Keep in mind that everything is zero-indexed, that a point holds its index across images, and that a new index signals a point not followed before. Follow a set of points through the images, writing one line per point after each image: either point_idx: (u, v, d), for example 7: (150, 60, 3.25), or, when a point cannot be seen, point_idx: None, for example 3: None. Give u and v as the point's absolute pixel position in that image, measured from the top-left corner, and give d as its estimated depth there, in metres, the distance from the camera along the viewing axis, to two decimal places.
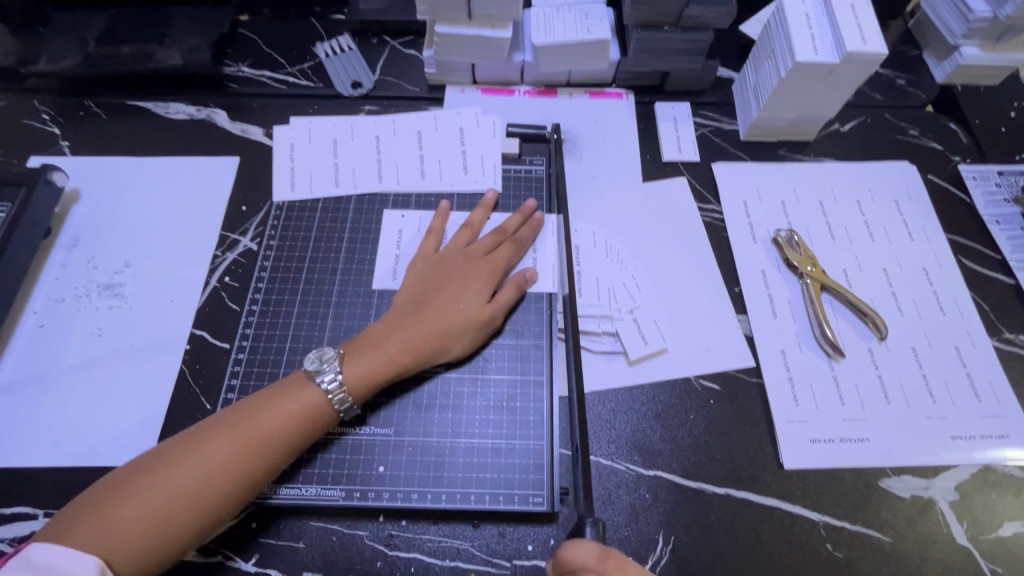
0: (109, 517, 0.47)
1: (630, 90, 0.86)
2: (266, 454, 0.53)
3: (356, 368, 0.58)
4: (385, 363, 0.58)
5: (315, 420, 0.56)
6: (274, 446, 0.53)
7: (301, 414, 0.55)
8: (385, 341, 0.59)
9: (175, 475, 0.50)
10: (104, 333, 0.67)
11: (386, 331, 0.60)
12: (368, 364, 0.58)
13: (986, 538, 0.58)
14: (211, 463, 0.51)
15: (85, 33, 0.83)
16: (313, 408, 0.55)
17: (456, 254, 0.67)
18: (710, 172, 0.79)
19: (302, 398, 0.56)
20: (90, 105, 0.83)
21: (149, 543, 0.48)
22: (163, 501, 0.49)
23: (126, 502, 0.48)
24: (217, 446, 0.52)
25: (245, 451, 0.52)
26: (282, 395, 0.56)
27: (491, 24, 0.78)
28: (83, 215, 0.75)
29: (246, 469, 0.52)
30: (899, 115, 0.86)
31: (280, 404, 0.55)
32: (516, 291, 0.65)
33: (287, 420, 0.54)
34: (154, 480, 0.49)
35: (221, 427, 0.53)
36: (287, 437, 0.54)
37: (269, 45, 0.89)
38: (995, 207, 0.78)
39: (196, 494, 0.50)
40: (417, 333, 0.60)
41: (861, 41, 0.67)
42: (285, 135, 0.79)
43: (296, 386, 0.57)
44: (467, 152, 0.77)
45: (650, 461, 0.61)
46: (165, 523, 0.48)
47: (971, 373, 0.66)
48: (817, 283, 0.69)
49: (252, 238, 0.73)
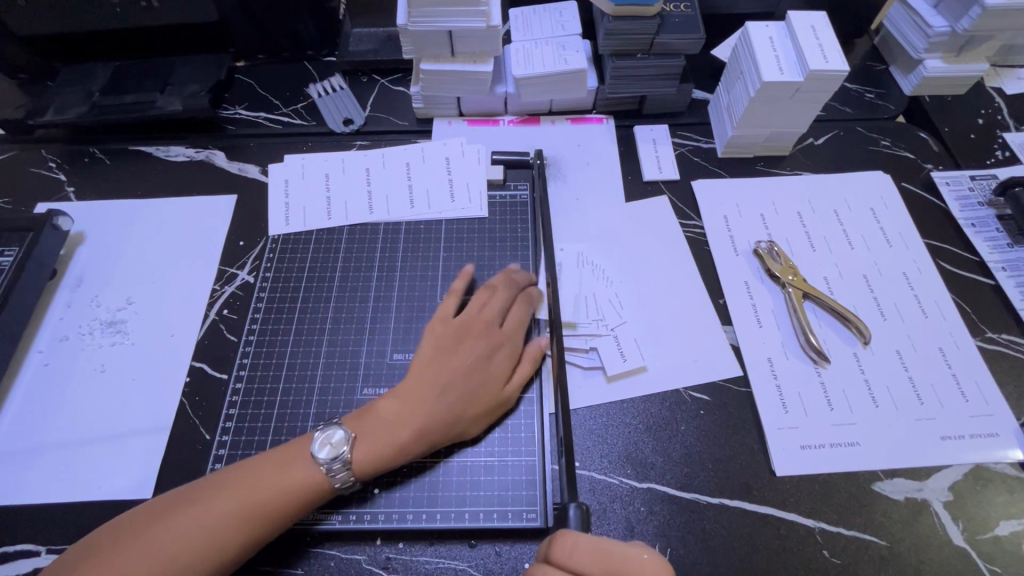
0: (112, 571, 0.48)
1: (610, 115, 0.90)
2: (264, 519, 0.52)
3: (366, 449, 0.56)
4: (399, 450, 0.57)
5: (318, 494, 0.55)
6: (271, 512, 0.53)
7: (305, 486, 0.54)
8: (401, 425, 0.57)
9: (175, 536, 0.50)
10: (106, 369, 0.69)
11: (401, 416, 0.58)
12: (382, 449, 0.56)
13: (984, 538, 0.58)
14: (212, 527, 0.51)
15: (88, 84, 0.88)
16: (314, 480, 0.54)
17: (479, 322, 0.64)
18: (690, 189, 0.82)
19: (307, 469, 0.55)
20: (95, 152, 0.87)
21: None
22: (162, 562, 0.49)
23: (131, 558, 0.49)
24: (222, 510, 0.51)
25: (245, 521, 0.52)
26: (290, 465, 0.55)
27: (474, 60, 0.82)
28: (87, 257, 0.78)
29: (241, 533, 0.51)
30: (870, 127, 0.89)
31: (284, 474, 0.54)
32: (533, 366, 0.65)
33: (286, 489, 0.53)
34: (150, 537, 0.50)
35: (219, 491, 0.53)
36: (286, 504, 0.53)
37: (265, 88, 0.93)
38: (970, 210, 0.80)
39: (196, 557, 0.49)
40: (434, 415, 0.58)
41: (823, 59, 0.71)
42: (279, 171, 0.82)
43: (300, 455, 0.56)
44: (453, 180, 0.80)
45: (643, 473, 0.61)
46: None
47: (956, 373, 0.67)
48: (799, 292, 0.71)
49: (249, 272, 0.76)
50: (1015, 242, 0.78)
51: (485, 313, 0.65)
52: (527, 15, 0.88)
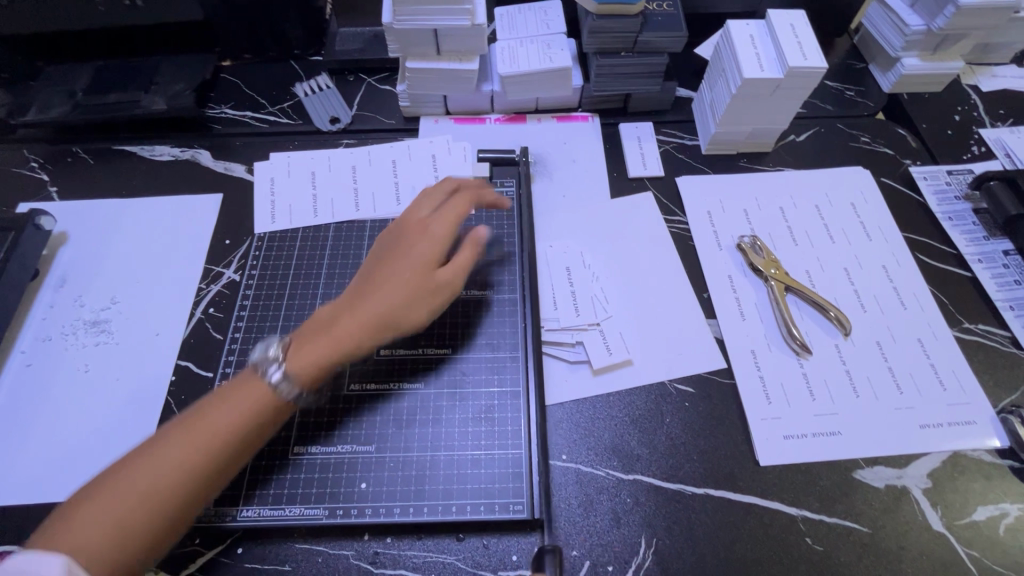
0: (74, 535, 0.45)
1: (595, 113, 0.91)
2: (237, 434, 0.52)
3: (304, 351, 0.57)
4: (331, 343, 0.58)
5: (284, 401, 0.55)
6: (242, 425, 0.52)
7: (271, 392, 0.54)
8: (335, 322, 0.59)
9: (146, 468, 0.48)
10: (91, 369, 0.68)
11: (333, 314, 0.60)
12: (317, 350, 0.57)
13: (962, 523, 0.60)
14: (173, 466, 0.49)
15: (71, 84, 0.87)
16: (280, 386, 0.55)
17: (404, 242, 0.65)
18: (675, 185, 0.83)
19: (268, 383, 0.55)
20: (78, 152, 0.86)
21: (120, 546, 0.45)
22: (139, 495, 0.47)
23: (93, 519, 0.46)
24: (182, 449, 0.50)
25: (216, 435, 0.51)
26: (238, 394, 0.54)
27: (459, 58, 0.82)
28: (71, 257, 0.77)
29: (214, 451, 0.50)
30: (850, 124, 0.91)
31: (246, 390, 0.54)
32: (473, 251, 0.65)
33: (254, 401, 0.53)
34: (118, 479, 0.48)
35: (177, 425, 0.51)
36: (258, 416, 0.53)
37: (251, 88, 0.93)
38: (947, 204, 0.82)
39: (166, 498, 0.48)
40: (366, 307, 0.59)
41: (802, 57, 0.72)
42: (266, 170, 0.82)
43: (253, 372, 0.56)
44: (439, 177, 0.81)
45: (628, 465, 0.62)
46: (141, 537, 0.47)
47: (934, 363, 0.68)
48: (781, 285, 0.72)
49: (235, 270, 0.75)
50: (991, 235, 0.79)
51: (417, 219, 0.67)
52: (512, 14, 0.89)
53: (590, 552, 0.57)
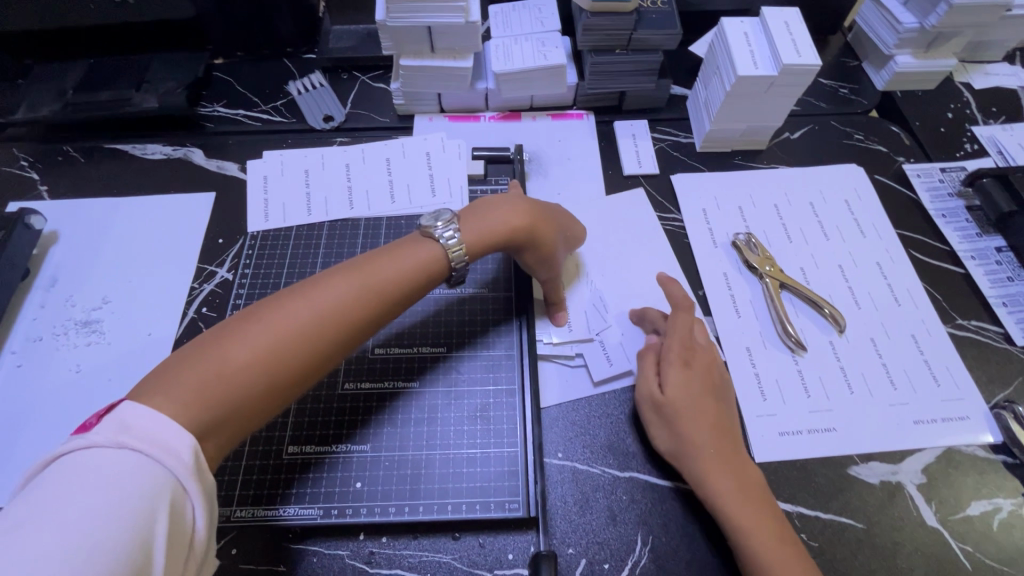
0: (201, 374, 0.45)
1: (590, 111, 0.91)
2: (378, 300, 0.54)
3: (475, 226, 0.62)
4: (495, 218, 0.63)
5: (411, 295, 0.58)
6: (381, 299, 0.55)
7: (410, 275, 0.57)
8: (496, 207, 0.64)
9: (291, 313, 0.50)
10: (82, 368, 0.68)
11: (498, 204, 0.65)
12: (482, 220, 0.63)
13: (956, 519, 0.60)
14: (318, 313, 0.50)
15: (61, 81, 0.86)
16: (421, 269, 0.58)
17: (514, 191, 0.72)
18: (670, 183, 0.83)
19: (415, 257, 0.58)
20: (68, 150, 0.85)
21: (244, 391, 0.46)
22: (272, 354, 0.48)
23: (224, 357, 0.46)
24: (313, 311, 0.50)
25: (360, 294, 0.53)
26: (366, 269, 0.55)
27: (454, 55, 0.82)
28: (62, 256, 0.76)
29: (356, 309, 0.53)
30: (844, 121, 0.91)
31: (395, 259, 0.57)
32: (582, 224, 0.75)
33: (398, 274, 0.56)
34: (266, 315, 0.49)
35: (329, 276, 0.54)
36: (398, 284, 0.56)
37: (244, 86, 0.93)
38: (940, 201, 0.82)
39: (291, 355, 0.49)
40: (522, 204, 0.66)
41: (796, 54, 0.73)
42: (259, 168, 0.82)
43: (407, 247, 0.59)
44: (435, 175, 0.81)
45: (625, 463, 0.62)
46: (261, 381, 0.47)
47: (928, 359, 0.69)
48: (776, 282, 0.72)
49: (228, 269, 0.75)
50: (984, 232, 0.80)
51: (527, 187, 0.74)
52: (507, 11, 0.89)
53: (586, 550, 0.57)
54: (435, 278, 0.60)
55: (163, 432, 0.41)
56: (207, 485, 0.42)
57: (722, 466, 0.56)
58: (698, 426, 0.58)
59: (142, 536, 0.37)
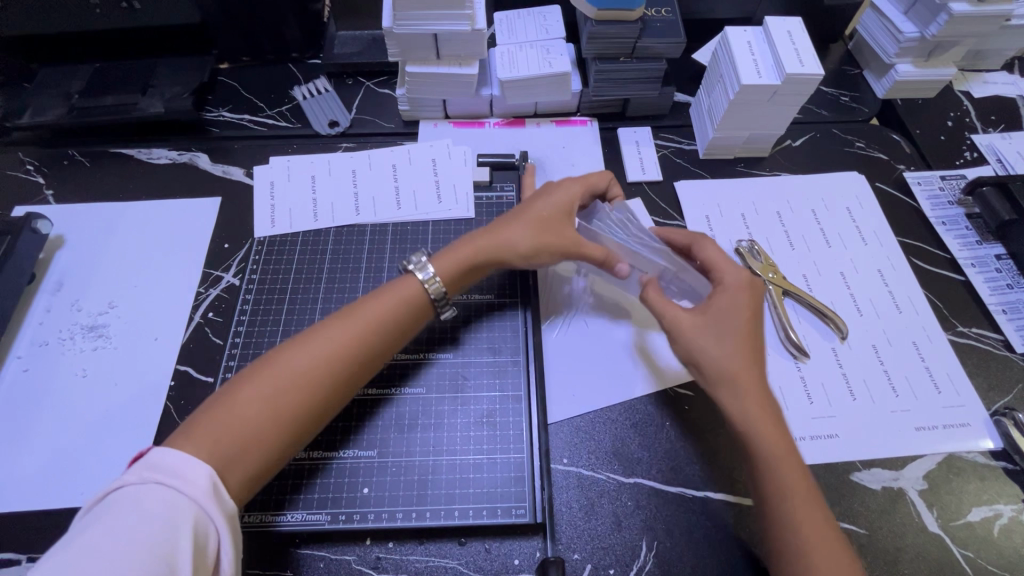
0: (220, 422, 0.50)
1: (593, 118, 0.91)
2: (374, 339, 0.58)
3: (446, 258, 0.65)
4: (465, 248, 0.66)
5: (404, 332, 0.61)
6: (376, 338, 0.58)
7: (403, 312, 0.61)
8: (469, 238, 0.67)
9: (295, 359, 0.54)
10: (89, 374, 0.68)
11: (473, 235, 0.67)
12: (452, 252, 0.66)
13: (957, 524, 0.60)
14: (319, 357, 0.55)
15: (67, 86, 0.87)
16: (411, 306, 0.61)
17: (529, 198, 0.71)
18: (673, 190, 0.84)
19: (403, 295, 0.61)
20: (74, 154, 0.86)
21: (261, 433, 0.51)
22: (283, 397, 0.52)
23: (238, 406, 0.51)
24: (315, 358, 0.55)
25: (355, 335, 0.57)
26: (361, 311, 0.59)
27: (459, 62, 0.82)
28: (68, 260, 0.76)
29: (352, 351, 0.57)
30: (845, 129, 0.92)
31: (385, 299, 0.61)
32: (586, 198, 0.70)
33: (391, 313, 0.60)
34: (273, 363, 0.54)
35: (327, 323, 0.58)
36: (391, 322, 0.60)
37: (250, 91, 0.93)
38: (940, 209, 0.83)
39: (292, 390, 0.53)
40: (492, 230, 0.67)
41: (799, 64, 0.73)
42: (265, 174, 0.82)
43: (397, 288, 0.62)
44: (440, 181, 0.81)
45: (630, 469, 0.62)
46: (270, 416, 0.51)
47: (930, 367, 0.69)
48: (779, 289, 0.72)
49: (234, 273, 0.75)
50: (983, 239, 0.81)
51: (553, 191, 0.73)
52: (512, 18, 0.89)
53: (592, 556, 0.58)
54: (424, 316, 0.63)
55: (186, 468, 0.45)
56: (229, 515, 0.46)
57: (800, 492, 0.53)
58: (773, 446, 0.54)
59: (168, 557, 0.40)
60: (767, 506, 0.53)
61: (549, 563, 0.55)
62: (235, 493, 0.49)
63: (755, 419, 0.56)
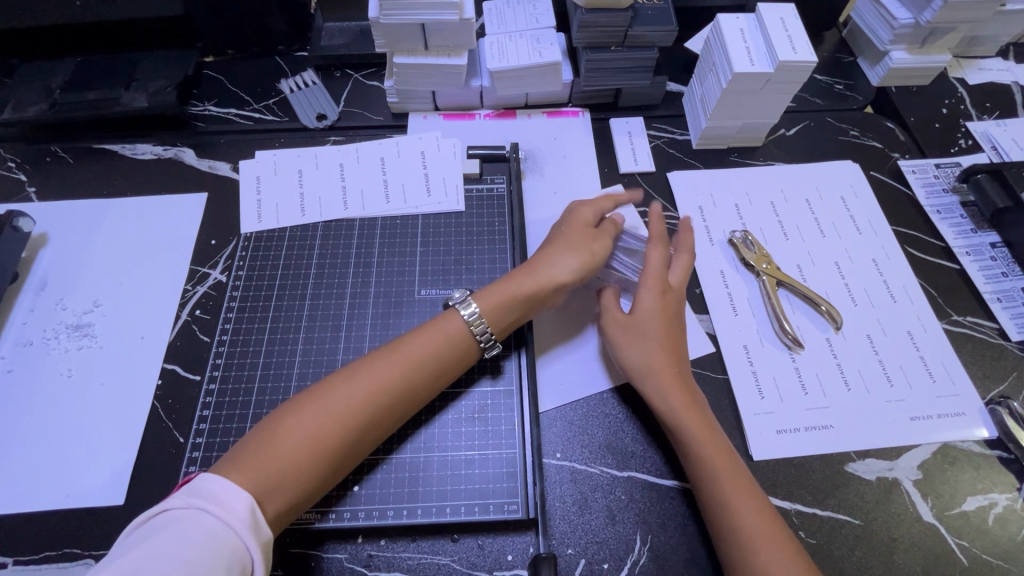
0: (262, 453, 0.50)
1: (585, 108, 0.90)
2: (416, 374, 0.57)
3: (492, 302, 0.63)
4: (512, 294, 0.63)
5: (446, 366, 0.60)
6: (417, 373, 0.57)
7: (445, 348, 0.60)
8: (513, 280, 0.64)
9: (338, 393, 0.54)
10: (74, 374, 0.67)
11: (516, 277, 0.65)
12: (498, 297, 0.63)
13: (952, 514, 0.60)
14: (360, 392, 0.54)
15: (47, 80, 0.85)
16: (454, 341, 0.60)
17: (565, 231, 0.68)
18: (666, 181, 0.83)
19: (446, 330, 0.61)
20: (57, 151, 0.84)
21: (301, 466, 0.51)
22: (324, 431, 0.52)
23: (280, 437, 0.51)
24: (358, 393, 0.54)
25: (396, 370, 0.57)
26: (402, 346, 0.59)
27: (447, 53, 0.81)
28: (51, 259, 0.75)
29: (393, 385, 0.56)
30: (840, 117, 0.91)
31: (427, 334, 0.60)
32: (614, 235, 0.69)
33: (432, 348, 0.59)
34: (318, 395, 0.54)
35: (371, 357, 0.58)
36: (432, 357, 0.59)
37: (236, 84, 0.91)
38: (936, 198, 0.83)
39: (334, 422, 0.53)
40: (538, 273, 0.64)
41: (792, 51, 0.72)
42: (252, 169, 0.81)
43: (440, 323, 0.61)
44: (430, 174, 0.80)
45: (623, 462, 0.62)
46: (311, 447, 0.51)
47: (924, 357, 0.69)
48: (773, 280, 0.72)
49: (221, 271, 0.74)
50: (978, 228, 0.80)
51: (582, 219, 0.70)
52: (501, 8, 0.88)
53: (586, 550, 0.57)
54: (468, 355, 0.61)
55: (226, 495, 0.46)
56: (266, 542, 0.46)
57: (751, 508, 0.54)
58: (724, 472, 0.56)
59: None
60: (702, 496, 0.56)
61: (540, 560, 0.54)
62: (274, 521, 0.50)
63: (692, 416, 0.59)
